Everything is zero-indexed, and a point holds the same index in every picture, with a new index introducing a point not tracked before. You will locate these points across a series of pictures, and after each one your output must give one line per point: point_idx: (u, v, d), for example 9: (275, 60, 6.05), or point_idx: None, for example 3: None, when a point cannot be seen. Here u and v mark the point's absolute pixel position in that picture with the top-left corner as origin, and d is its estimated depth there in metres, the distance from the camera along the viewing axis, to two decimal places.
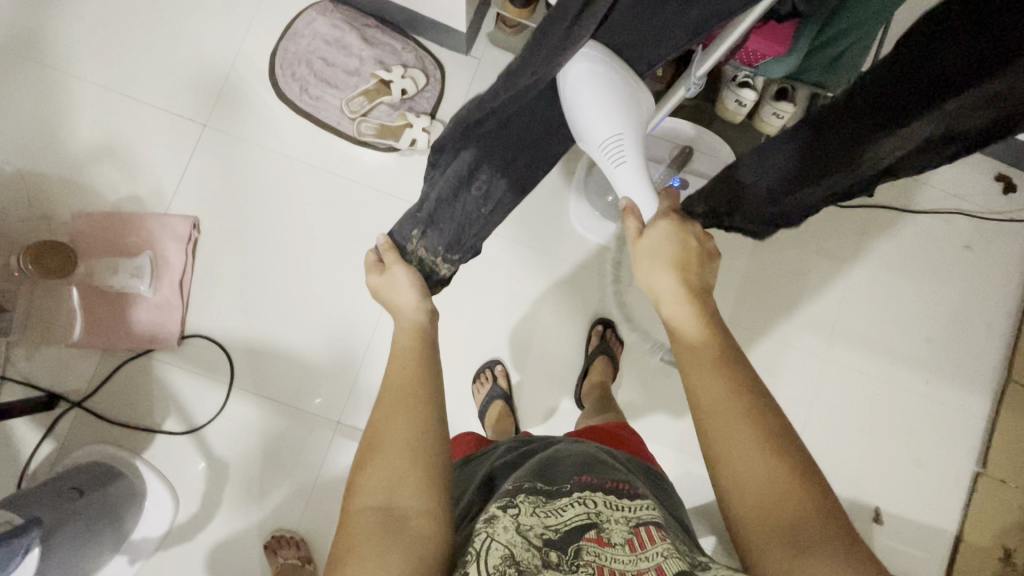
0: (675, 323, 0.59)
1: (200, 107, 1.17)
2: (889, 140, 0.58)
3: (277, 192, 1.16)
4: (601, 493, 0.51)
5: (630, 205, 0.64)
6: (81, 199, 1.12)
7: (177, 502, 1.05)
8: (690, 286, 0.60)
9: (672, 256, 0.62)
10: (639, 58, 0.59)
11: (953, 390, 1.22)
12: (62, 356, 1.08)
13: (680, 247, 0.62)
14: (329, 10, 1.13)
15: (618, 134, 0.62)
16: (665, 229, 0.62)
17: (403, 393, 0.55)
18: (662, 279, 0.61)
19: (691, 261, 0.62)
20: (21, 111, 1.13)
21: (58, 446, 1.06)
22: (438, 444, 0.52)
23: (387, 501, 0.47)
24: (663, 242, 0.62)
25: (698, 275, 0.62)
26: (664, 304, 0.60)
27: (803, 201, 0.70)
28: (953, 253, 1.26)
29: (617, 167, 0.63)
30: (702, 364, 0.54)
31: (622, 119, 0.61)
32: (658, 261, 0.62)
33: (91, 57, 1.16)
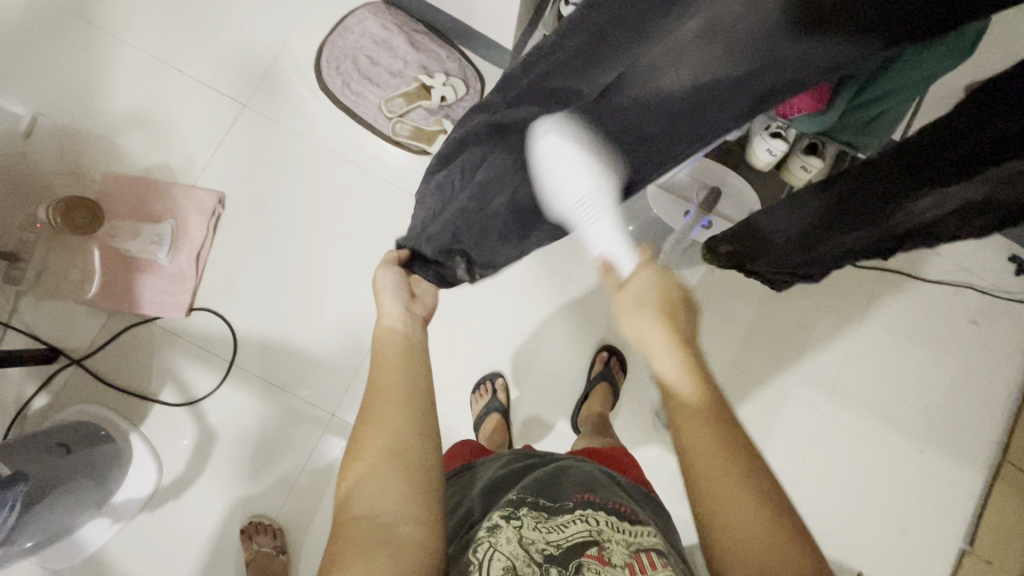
0: (670, 383, 0.50)
1: (241, 87, 1.19)
2: (925, 200, 0.56)
3: (304, 178, 1.18)
4: (603, 512, 0.51)
5: (607, 261, 0.59)
6: (111, 160, 1.13)
7: (161, 473, 1.05)
8: (680, 338, 0.52)
9: (658, 304, 0.54)
10: (681, 138, 0.56)
11: (946, 462, 1.22)
12: (69, 312, 1.08)
13: (663, 295, 0.54)
14: (382, 11, 1.14)
15: (590, 189, 0.55)
16: (648, 278, 0.56)
17: (388, 392, 0.53)
18: (649, 329, 0.52)
19: (678, 310, 0.54)
20: (67, 68, 1.15)
21: (50, 402, 1.05)
22: (422, 449, 0.50)
23: (374, 509, 0.46)
24: (643, 290, 0.55)
25: (686, 325, 0.53)
26: (659, 361, 0.51)
27: (829, 248, 0.69)
28: (960, 326, 1.27)
29: (592, 225, 0.58)
30: (694, 424, 0.48)
31: (593, 177, 0.54)
32: (643, 307, 0.53)
33: (143, 25, 1.19)
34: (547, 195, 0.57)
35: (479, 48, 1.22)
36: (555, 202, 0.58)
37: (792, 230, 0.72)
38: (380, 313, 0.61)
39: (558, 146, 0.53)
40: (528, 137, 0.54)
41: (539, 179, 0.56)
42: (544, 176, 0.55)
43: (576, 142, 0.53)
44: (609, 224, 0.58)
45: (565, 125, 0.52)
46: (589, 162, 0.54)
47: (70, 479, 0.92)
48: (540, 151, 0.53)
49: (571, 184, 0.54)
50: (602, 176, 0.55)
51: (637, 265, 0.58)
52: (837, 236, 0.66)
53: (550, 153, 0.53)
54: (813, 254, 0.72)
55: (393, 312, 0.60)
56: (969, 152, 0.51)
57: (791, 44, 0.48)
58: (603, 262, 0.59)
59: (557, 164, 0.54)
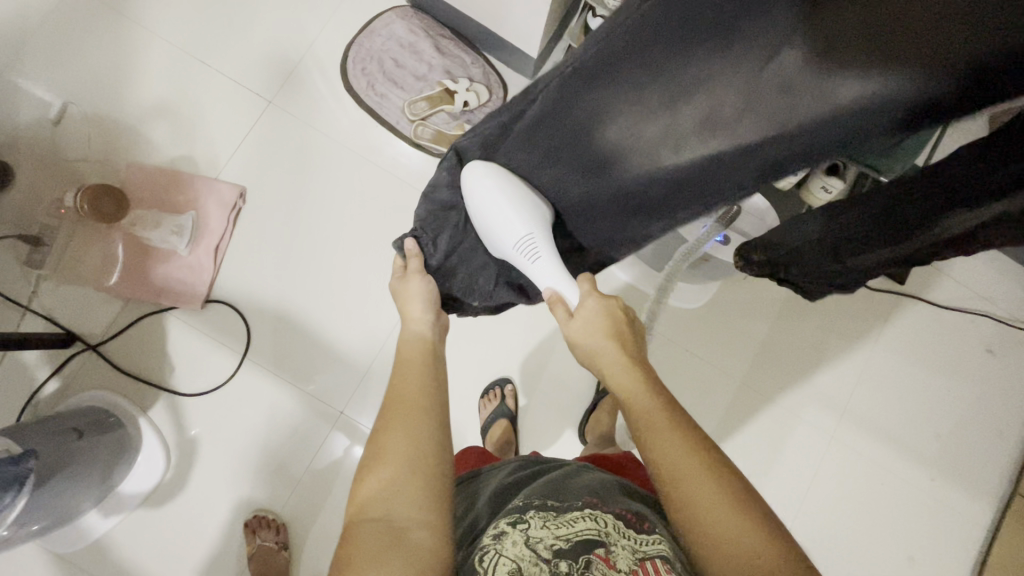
0: (624, 396, 0.53)
1: (267, 83, 1.20)
2: (953, 219, 0.55)
3: (324, 176, 1.18)
4: (611, 516, 0.50)
5: (553, 294, 0.63)
6: (137, 150, 1.15)
7: (168, 461, 1.05)
8: (633, 358, 0.56)
9: (608, 329, 0.58)
10: (702, 195, 0.56)
11: (956, 492, 1.20)
12: (89, 297, 1.10)
13: (613, 321, 0.59)
14: (410, 15, 1.16)
15: (528, 230, 0.64)
16: (594, 305, 0.60)
17: (406, 403, 0.53)
18: (599, 350, 0.57)
19: (626, 334, 0.58)
20: (98, 58, 1.17)
21: (64, 385, 1.07)
22: (438, 455, 0.49)
23: (389, 509, 0.45)
24: (590, 323, 0.58)
25: (636, 347, 0.58)
26: (611, 376, 0.55)
27: (862, 261, 0.68)
28: (974, 354, 1.26)
29: (533, 263, 0.64)
30: (658, 427, 0.49)
31: (525, 217, 0.63)
32: (596, 333, 0.58)
33: (175, 19, 1.21)
34: (494, 240, 0.67)
35: (504, 56, 1.23)
36: (500, 243, 0.66)
37: (822, 241, 0.70)
38: (407, 318, 0.65)
39: (487, 185, 0.64)
40: (466, 183, 0.66)
41: (481, 220, 0.66)
42: (481, 218, 0.65)
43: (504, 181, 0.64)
44: (549, 260, 0.64)
45: (489, 175, 0.64)
46: (521, 201, 0.64)
47: (81, 464, 0.92)
48: (475, 195, 0.65)
49: (509, 222, 0.63)
50: (533, 216, 0.64)
51: (583, 296, 0.61)
52: (873, 249, 0.65)
53: (484, 193, 0.64)
54: (853, 262, 0.69)
55: (422, 320, 0.64)
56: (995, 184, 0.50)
57: (801, 95, 0.46)
58: (553, 296, 0.63)
59: (487, 205, 0.64)
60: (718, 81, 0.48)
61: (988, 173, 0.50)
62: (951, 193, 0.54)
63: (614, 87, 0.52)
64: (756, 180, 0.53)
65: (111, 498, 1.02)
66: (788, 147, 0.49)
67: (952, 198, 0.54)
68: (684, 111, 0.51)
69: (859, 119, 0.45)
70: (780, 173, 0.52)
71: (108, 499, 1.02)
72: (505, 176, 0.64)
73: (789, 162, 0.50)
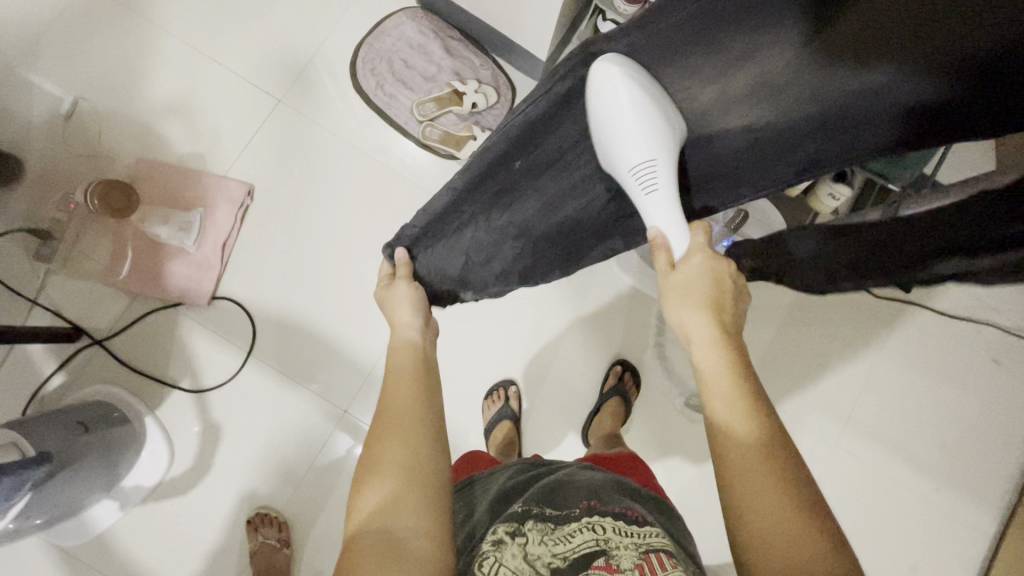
0: (703, 368, 0.50)
1: (277, 82, 1.21)
2: (943, 265, 0.57)
3: (332, 175, 1.19)
4: (610, 518, 0.50)
5: (659, 239, 0.59)
6: (147, 147, 1.16)
7: (171, 458, 1.06)
8: (725, 328, 0.52)
9: (704, 295, 0.53)
10: (743, 177, 0.64)
11: (959, 502, 1.20)
12: (95, 292, 1.10)
13: (715, 282, 0.55)
14: (420, 17, 1.17)
15: (650, 157, 0.58)
16: (699, 263, 0.56)
17: (400, 412, 0.52)
18: (695, 321, 0.52)
19: (726, 301, 0.54)
20: (110, 54, 1.18)
21: (69, 379, 1.07)
22: (435, 465, 0.49)
23: (389, 521, 0.44)
24: (693, 278, 0.55)
25: (732, 316, 0.54)
26: (694, 347, 0.52)
27: (855, 285, 0.67)
28: (981, 364, 1.25)
29: (648, 195, 0.59)
30: (728, 397, 0.47)
31: (652, 144, 0.57)
32: (690, 295, 0.54)
33: (188, 17, 1.21)
34: (609, 158, 0.60)
35: (513, 58, 1.22)
36: (617, 162, 0.60)
37: (817, 262, 0.70)
38: (395, 326, 0.63)
39: (620, 92, 0.54)
40: (594, 72, 0.55)
41: (600, 133, 0.59)
42: (604, 130, 0.58)
43: (638, 78, 0.55)
44: (666, 197, 0.59)
45: (622, 74, 0.54)
46: (651, 123, 0.56)
47: (85, 458, 0.93)
48: (598, 95, 0.56)
49: (637, 142, 0.57)
50: (662, 142, 0.58)
51: (688, 251, 0.57)
52: (866, 277, 0.64)
53: (610, 95, 0.54)
54: (843, 284, 0.68)
55: (410, 324, 0.63)
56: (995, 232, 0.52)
57: (834, 76, 0.53)
58: (656, 239, 0.59)
59: (615, 107, 0.55)
60: (758, 59, 0.54)
61: (1005, 222, 0.51)
62: (956, 235, 0.55)
63: (670, 50, 0.55)
64: (795, 174, 0.62)
65: (122, 488, 1.03)
66: (827, 148, 0.58)
67: (956, 242, 0.55)
68: (737, 81, 0.56)
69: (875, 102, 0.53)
70: (821, 164, 0.60)
71: (120, 488, 1.03)
72: (635, 79, 0.55)
73: (822, 160, 0.59)
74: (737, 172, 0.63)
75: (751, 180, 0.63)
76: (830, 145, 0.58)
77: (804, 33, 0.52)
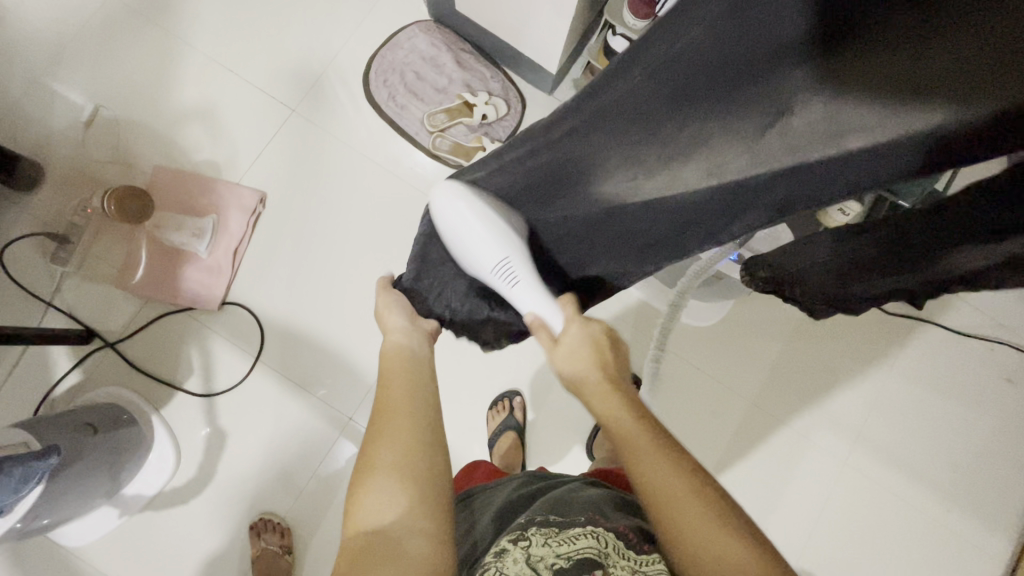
0: (608, 420, 0.52)
1: (291, 92, 1.23)
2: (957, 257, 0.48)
3: (342, 184, 1.20)
4: (613, 535, 0.49)
5: (535, 320, 0.61)
6: (163, 155, 1.18)
7: (178, 461, 1.07)
8: (612, 379, 0.54)
9: (589, 360, 0.55)
10: (695, 237, 0.57)
11: (972, 525, 1.17)
12: (109, 295, 1.12)
13: (594, 344, 0.57)
14: (432, 29, 1.19)
15: (505, 253, 0.61)
16: (578, 333, 0.58)
17: (390, 411, 0.51)
18: (586, 376, 0.54)
19: (607, 358, 0.56)
20: (130, 65, 1.21)
21: (80, 382, 1.09)
22: (430, 462, 0.48)
23: (383, 522, 0.44)
24: (574, 351, 0.56)
25: (616, 370, 0.55)
26: (597, 407, 0.53)
27: (875, 288, 0.58)
28: (993, 384, 1.22)
29: (514, 288, 0.61)
30: (643, 452, 0.48)
31: (499, 241, 0.60)
32: (580, 358, 0.55)
33: (206, 30, 1.24)
34: (468, 264, 0.63)
35: (522, 71, 1.24)
36: (476, 265, 0.63)
37: (829, 263, 0.60)
38: (384, 330, 0.62)
39: (460, 207, 0.60)
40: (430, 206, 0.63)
41: (457, 241, 0.62)
42: (456, 242, 0.62)
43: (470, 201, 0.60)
44: (528, 283, 0.61)
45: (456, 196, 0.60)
46: (491, 226, 0.60)
47: (93, 459, 0.94)
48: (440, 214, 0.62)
49: (482, 248, 0.60)
50: (507, 240, 0.60)
51: (566, 323, 0.59)
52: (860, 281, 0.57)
53: (451, 211, 0.61)
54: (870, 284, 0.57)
55: (398, 327, 0.62)
56: (968, 227, 0.46)
57: (819, 129, 0.45)
58: (534, 321, 0.61)
59: (459, 223, 0.60)
60: (725, 133, 0.49)
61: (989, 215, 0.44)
62: (950, 233, 0.47)
63: (605, 144, 0.54)
64: (770, 216, 0.53)
65: (105, 509, 1.04)
66: (801, 192, 0.49)
67: (961, 231, 0.46)
68: (689, 169, 0.52)
69: (874, 168, 0.45)
70: (792, 206, 0.51)
71: (118, 497, 1.04)
72: (473, 194, 0.60)
73: (798, 204, 0.51)
74: (669, 241, 0.59)
75: (706, 236, 0.57)
76: (801, 192, 0.49)
77: (803, 84, 0.44)
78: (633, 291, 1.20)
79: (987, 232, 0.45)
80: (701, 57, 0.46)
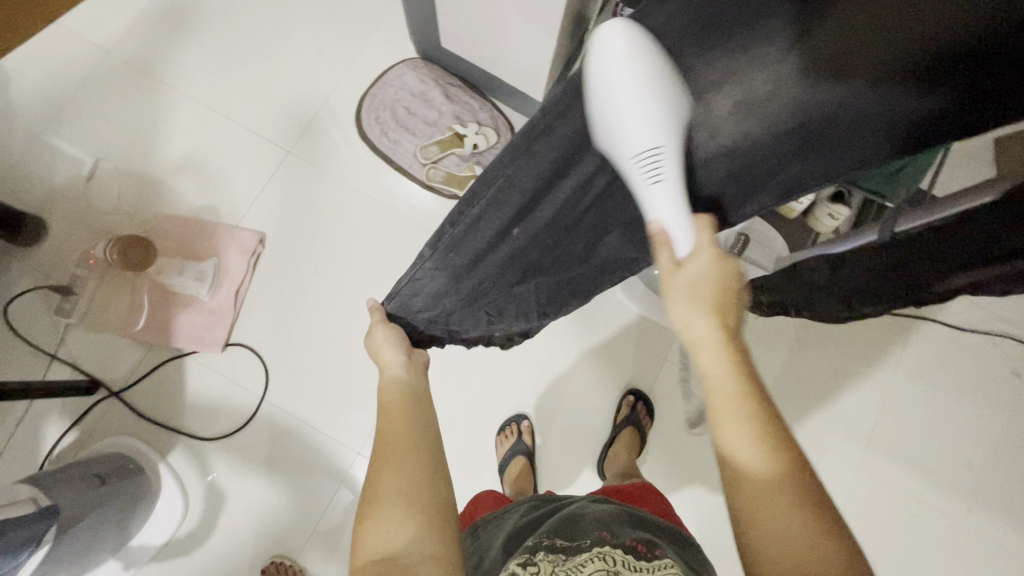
0: (710, 377, 0.49)
1: (286, 134, 1.26)
2: (957, 279, 0.51)
3: (340, 219, 1.22)
4: (621, 551, 0.49)
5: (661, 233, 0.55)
6: (163, 202, 1.20)
7: (187, 507, 1.07)
8: (727, 330, 0.51)
9: (712, 298, 0.52)
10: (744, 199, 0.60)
11: (994, 523, 1.15)
12: (113, 343, 1.13)
13: (715, 284, 0.53)
14: (420, 66, 1.23)
15: (655, 144, 0.54)
16: (707, 262, 0.54)
17: (393, 445, 0.51)
18: (698, 322, 0.51)
19: (729, 304, 0.52)
20: (129, 118, 1.25)
21: (86, 433, 1.08)
22: (436, 490, 0.49)
23: (395, 552, 0.44)
24: (698, 276, 0.53)
25: (734, 320, 0.53)
26: (700, 360, 0.51)
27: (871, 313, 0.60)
28: (1000, 377, 1.22)
29: (653, 184, 0.55)
30: (735, 418, 0.46)
31: (655, 124, 0.54)
32: (695, 300, 0.52)
33: (201, 80, 1.28)
34: (606, 146, 0.56)
35: (508, 100, 1.27)
36: (615, 149, 0.56)
37: (833, 290, 0.62)
38: (383, 365, 0.61)
39: (628, 65, 0.52)
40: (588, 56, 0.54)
41: (601, 119, 0.55)
42: (607, 112, 0.54)
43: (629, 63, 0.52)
44: (673, 185, 0.56)
45: (624, 46, 0.52)
46: (651, 101, 0.53)
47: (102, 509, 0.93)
48: (597, 69, 0.54)
49: (639, 127, 0.53)
50: (665, 125, 0.54)
51: (693, 250, 0.55)
52: (866, 304, 0.59)
53: (614, 69, 0.53)
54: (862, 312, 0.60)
55: (396, 362, 0.61)
56: (975, 241, 0.50)
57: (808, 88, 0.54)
58: (661, 234, 0.56)
59: (615, 92, 0.53)
60: (751, 72, 0.54)
61: (1009, 230, 0.48)
62: (961, 250, 0.51)
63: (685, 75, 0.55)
64: (779, 197, 0.60)
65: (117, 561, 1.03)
66: (818, 163, 0.57)
67: (960, 255, 0.51)
68: (722, 103, 0.55)
69: (856, 124, 0.55)
70: (802, 186, 0.59)
71: (129, 547, 1.03)
72: (643, 51, 0.53)
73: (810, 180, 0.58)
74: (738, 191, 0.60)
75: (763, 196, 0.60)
76: (814, 163, 0.57)
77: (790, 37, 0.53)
78: (634, 307, 1.20)
79: (1001, 257, 0.48)
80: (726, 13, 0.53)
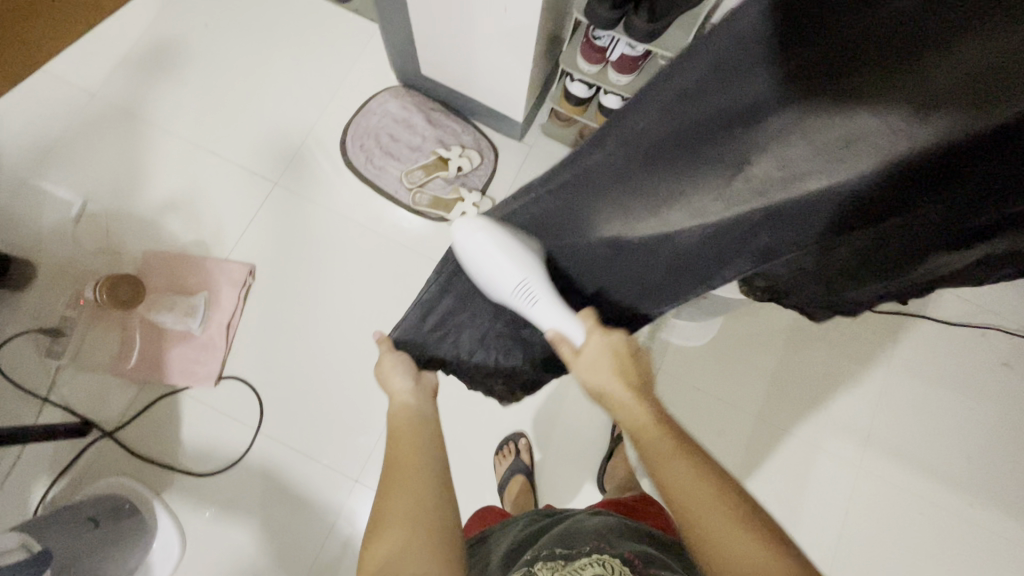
0: (632, 427, 0.50)
1: (272, 167, 1.28)
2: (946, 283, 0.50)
3: (328, 247, 1.23)
4: (619, 559, 0.49)
5: (556, 335, 0.58)
6: (152, 239, 1.21)
7: (184, 545, 1.05)
8: (636, 388, 0.52)
9: (614, 368, 0.54)
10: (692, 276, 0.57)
11: (996, 516, 1.15)
12: (105, 383, 1.12)
13: (616, 356, 0.55)
14: (402, 94, 1.26)
15: (523, 276, 0.57)
16: (601, 343, 0.56)
17: (399, 467, 0.52)
18: (609, 386, 0.53)
19: (635, 368, 0.54)
20: (116, 159, 1.26)
21: (79, 475, 1.07)
22: (443, 513, 0.49)
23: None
24: (596, 360, 0.55)
25: (643, 378, 0.54)
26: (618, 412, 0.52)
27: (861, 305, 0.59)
28: (990, 369, 1.23)
29: (533, 306, 0.58)
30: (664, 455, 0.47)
31: (516, 263, 0.57)
32: (602, 370, 0.54)
33: (187, 118, 1.30)
34: (487, 286, 0.59)
35: (490, 123, 1.30)
36: (496, 288, 0.59)
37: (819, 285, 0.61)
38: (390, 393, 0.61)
39: (478, 237, 0.57)
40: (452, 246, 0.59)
41: (478, 272, 0.58)
42: (478, 271, 0.58)
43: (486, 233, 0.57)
44: (551, 303, 0.58)
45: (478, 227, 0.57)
46: (508, 249, 0.57)
47: (97, 552, 0.92)
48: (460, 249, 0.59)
49: (503, 270, 0.57)
50: (524, 260, 0.57)
51: (586, 334, 0.57)
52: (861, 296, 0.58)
53: (475, 247, 0.57)
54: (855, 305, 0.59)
55: (404, 389, 0.61)
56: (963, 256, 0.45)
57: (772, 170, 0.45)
58: (555, 336, 0.58)
59: (478, 256, 0.57)
60: (700, 185, 0.49)
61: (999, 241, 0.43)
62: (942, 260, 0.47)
63: (614, 191, 0.54)
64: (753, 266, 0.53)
65: None
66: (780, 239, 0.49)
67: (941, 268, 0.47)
68: (675, 208, 0.52)
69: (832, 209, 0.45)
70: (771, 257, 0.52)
71: None
72: (497, 226, 0.57)
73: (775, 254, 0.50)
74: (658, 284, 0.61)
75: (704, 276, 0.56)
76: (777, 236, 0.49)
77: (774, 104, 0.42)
78: None
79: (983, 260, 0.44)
80: (667, 128, 0.47)
